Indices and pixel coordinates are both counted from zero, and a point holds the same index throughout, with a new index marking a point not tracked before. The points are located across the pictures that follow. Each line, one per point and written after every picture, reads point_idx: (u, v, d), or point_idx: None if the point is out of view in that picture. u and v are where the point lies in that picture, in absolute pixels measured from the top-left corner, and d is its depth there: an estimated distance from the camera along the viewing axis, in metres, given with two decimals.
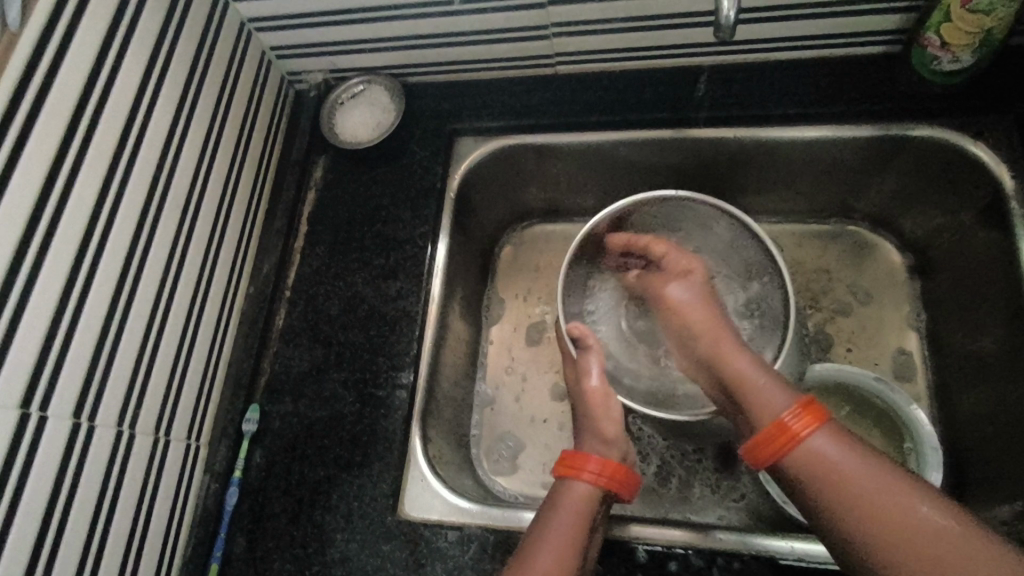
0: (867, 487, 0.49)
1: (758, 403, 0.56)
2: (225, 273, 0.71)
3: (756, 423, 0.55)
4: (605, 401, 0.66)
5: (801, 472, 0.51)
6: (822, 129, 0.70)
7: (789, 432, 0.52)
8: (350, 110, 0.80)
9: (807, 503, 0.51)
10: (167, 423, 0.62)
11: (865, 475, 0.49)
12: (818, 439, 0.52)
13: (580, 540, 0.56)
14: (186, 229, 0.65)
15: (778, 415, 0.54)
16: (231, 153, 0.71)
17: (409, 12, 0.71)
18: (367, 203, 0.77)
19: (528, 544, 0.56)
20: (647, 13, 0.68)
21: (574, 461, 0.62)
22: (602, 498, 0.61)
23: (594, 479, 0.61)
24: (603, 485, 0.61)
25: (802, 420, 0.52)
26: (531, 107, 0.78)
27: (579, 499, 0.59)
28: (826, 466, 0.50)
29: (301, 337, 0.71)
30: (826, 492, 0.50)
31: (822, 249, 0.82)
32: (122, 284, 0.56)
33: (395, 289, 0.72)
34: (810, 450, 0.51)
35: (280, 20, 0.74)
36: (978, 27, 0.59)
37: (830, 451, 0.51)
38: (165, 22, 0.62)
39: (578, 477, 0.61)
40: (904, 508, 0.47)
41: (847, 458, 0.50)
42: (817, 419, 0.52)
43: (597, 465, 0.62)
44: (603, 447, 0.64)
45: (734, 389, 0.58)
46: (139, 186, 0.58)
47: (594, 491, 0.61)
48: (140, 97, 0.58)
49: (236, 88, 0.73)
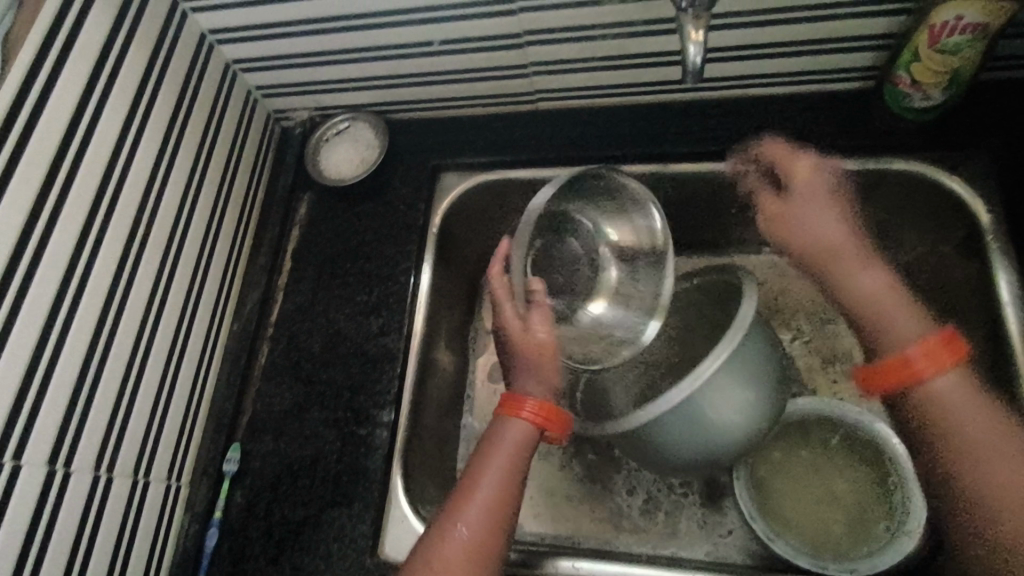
0: (973, 429, 0.54)
1: (894, 333, 0.59)
2: (208, 311, 0.71)
3: (880, 349, 0.60)
4: (546, 345, 0.60)
5: (910, 407, 0.57)
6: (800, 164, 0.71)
7: (906, 370, 0.57)
8: (336, 147, 0.81)
9: (915, 435, 0.57)
10: (146, 464, 0.62)
11: (976, 419, 0.55)
12: (939, 380, 0.56)
13: (504, 505, 0.54)
14: (167, 269, 0.65)
15: (904, 352, 0.57)
16: (215, 192, 0.72)
17: (390, 53, 0.72)
18: (351, 239, 0.77)
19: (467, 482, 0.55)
20: (623, 53, 0.69)
21: (514, 399, 0.58)
22: (537, 439, 0.57)
23: (531, 418, 0.57)
24: (540, 426, 0.57)
25: (941, 351, 0.56)
26: (513, 143, 0.79)
27: (516, 438, 0.56)
28: (949, 405, 0.55)
29: (283, 375, 0.71)
30: (966, 439, 0.54)
31: (805, 279, 0.82)
32: (101, 328, 0.57)
33: (377, 325, 0.72)
34: (930, 388, 0.56)
35: (264, 62, 0.75)
36: (948, 66, 0.60)
37: (947, 393, 0.55)
38: (147, 67, 0.63)
39: (517, 417, 0.57)
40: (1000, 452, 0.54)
41: (963, 398, 0.55)
42: (955, 353, 0.56)
43: (535, 405, 0.57)
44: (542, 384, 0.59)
45: (861, 322, 0.61)
46: (119, 230, 0.59)
47: (529, 433, 0.57)
48: (121, 140, 0.59)
49: (220, 127, 0.74)
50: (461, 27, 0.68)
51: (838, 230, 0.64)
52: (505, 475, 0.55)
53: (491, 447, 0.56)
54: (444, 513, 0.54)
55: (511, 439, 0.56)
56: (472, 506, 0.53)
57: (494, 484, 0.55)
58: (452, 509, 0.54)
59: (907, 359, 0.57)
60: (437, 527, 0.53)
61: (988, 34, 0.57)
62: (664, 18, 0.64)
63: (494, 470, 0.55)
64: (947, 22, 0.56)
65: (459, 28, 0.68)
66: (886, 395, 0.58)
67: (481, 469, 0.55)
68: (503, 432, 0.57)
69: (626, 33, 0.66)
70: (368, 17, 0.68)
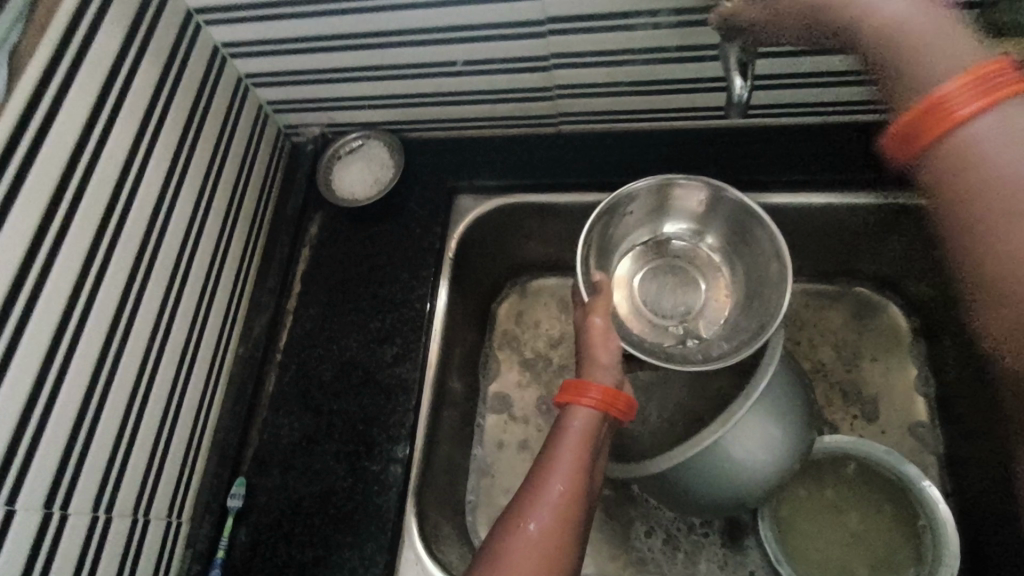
0: None
1: None
2: (213, 337, 0.68)
3: None
4: (608, 334, 0.61)
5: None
6: (829, 196, 0.70)
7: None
8: (349, 166, 0.78)
9: None
10: (146, 502, 0.58)
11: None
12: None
13: (576, 499, 0.53)
14: (173, 294, 0.62)
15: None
16: (223, 212, 0.69)
17: (410, 72, 0.70)
18: (364, 262, 0.74)
19: (536, 475, 0.54)
20: (652, 79, 0.67)
21: (577, 387, 0.58)
22: (602, 422, 0.57)
23: (596, 404, 0.56)
24: (604, 409, 0.57)
25: None
26: (532, 166, 0.77)
27: (584, 426, 0.56)
28: None
29: (291, 405, 0.68)
30: None
31: (826, 310, 0.80)
32: (104, 359, 0.53)
33: (390, 354, 0.69)
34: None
35: (278, 77, 0.72)
36: None
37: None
38: (158, 82, 0.60)
39: (581, 402, 0.57)
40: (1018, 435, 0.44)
41: None
42: None
43: (598, 388, 0.57)
44: (603, 373, 0.60)
45: None
46: (125, 255, 0.56)
47: (595, 416, 0.57)
48: (130, 159, 0.56)
49: (230, 144, 0.71)
50: (485, 48, 0.66)
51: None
52: (576, 464, 0.53)
53: (559, 436, 0.56)
54: (516, 507, 0.52)
55: (577, 427, 0.56)
56: (541, 503, 0.51)
57: (563, 480, 0.53)
58: (524, 502, 0.52)
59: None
60: (507, 522, 0.51)
61: None
62: (696, 45, 0.62)
63: (564, 458, 0.54)
64: None
65: (483, 48, 0.66)
66: None
67: (550, 461, 0.54)
68: (569, 418, 0.56)
69: (656, 59, 0.64)
70: (389, 36, 0.65)
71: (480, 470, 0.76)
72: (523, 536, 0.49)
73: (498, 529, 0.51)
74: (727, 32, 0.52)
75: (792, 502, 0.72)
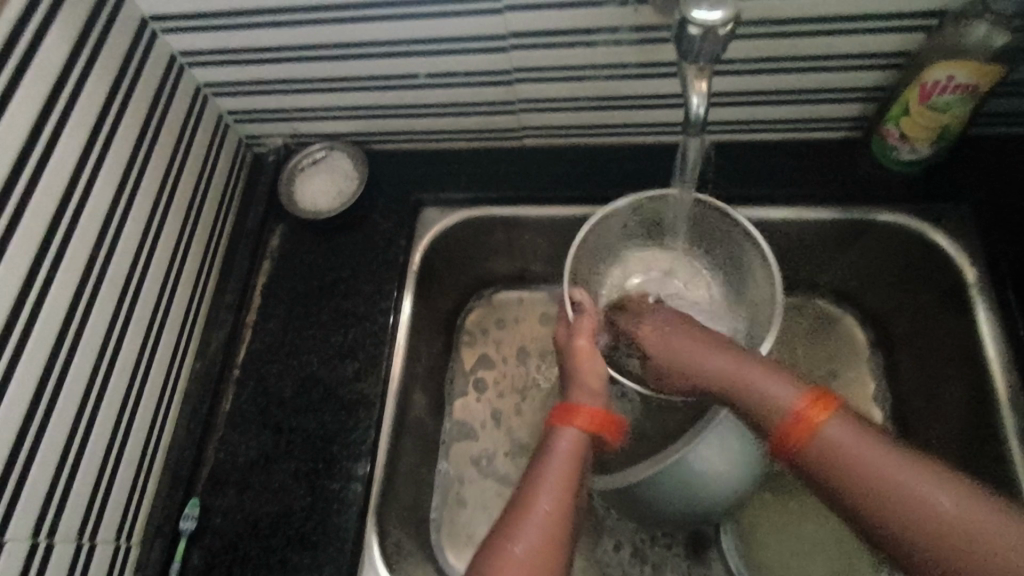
0: (883, 468, 0.50)
1: (762, 402, 0.56)
2: (167, 353, 0.66)
3: (766, 424, 0.55)
4: (595, 357, 0.63)
5: (814, 464, 0.52)
6: (789, 212, 0.71)
7: (806, 422, 0.53)
8: (312, 177, 0.76)
9: (827, 489, 0.52)
10: (92, 526, 0.56)
11: (879, 457, 0.50)
12: (831, 426, 0.53)
13: (567, 511, 0.55)
14: (124, 311, 0.60)
15: (790, 408, 0.54)
16: (179, 225, 0.68)
17: (374, 83, 0.69)
18: (326, 275, 0.73)
19: (525, 492, 0.56)
20: (615, 94, 0.68)
21: (565, 409, 0.60)
22: (590, 447, 0.59)
23: (585, 426, 0.59)
24: (591, 433, 0.59)
25: (814, 408, 0.53)
26: (498, 179, 0.77)
27: (572, 446, 0.58)
28: (842, 447, 0.51)
29: (249, 422, 0.66)
30: (851, 475, 0.51)
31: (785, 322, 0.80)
32: (47, 379, 0.51)
33: (353, 369, 0.68)
34: (824, 442, 0.52)
35: (237, 86, 0.71)
36: (936, 123, 0.60)
37: (840, 437, 0.52)
38: (110, 92, 0.58)
39: (569, 425, 0.59)
40: (924, 491, 0.48)
41: (857, 440, 0.51)
42: (826, 405, 0.53)
43: (586, 412, 0.60)
44: (592, 395, 0.62)
45: (733, 396, 0.59)
46: (71, 270, 0.54)
47: (584, 440, 0.59)
48: (78, 172, 0.55)
49: (188, 155, 0.69)
50: (449, 62, 0.66)
51: (698, 347, 0.62)
52: (567, 481, 0.56)
53: (547, 456, 0.58)
54: (502, 528, 0.54)
55: (564, 448, 0.58)
56: (528, 525, 0.53)
57: (548, 500, 0.55)
58: (511, 522, 0.54)
59: (792, 415, 0.54)
60: (495, 544, 0.52)
61: (977, 95, 0.57)
62: (657, 62, 0.63)
63: (554, 479, 0.56)
64: (938, 81, 0.56)
65: (447, 61, 0.65)
66: (791, 456, 0.54)
67: (537, 483, 0.56)
68: (556, 440, 0.59)
69: (619, 75, 0.65)
70: (351, 48, 0.65)
71: (445, 487, 0.75)
72: (509, 555, 0.51)
73: (486, 554, 0.53)
74: (685, 54, 0.48)
75: (755, 512, 0.73)
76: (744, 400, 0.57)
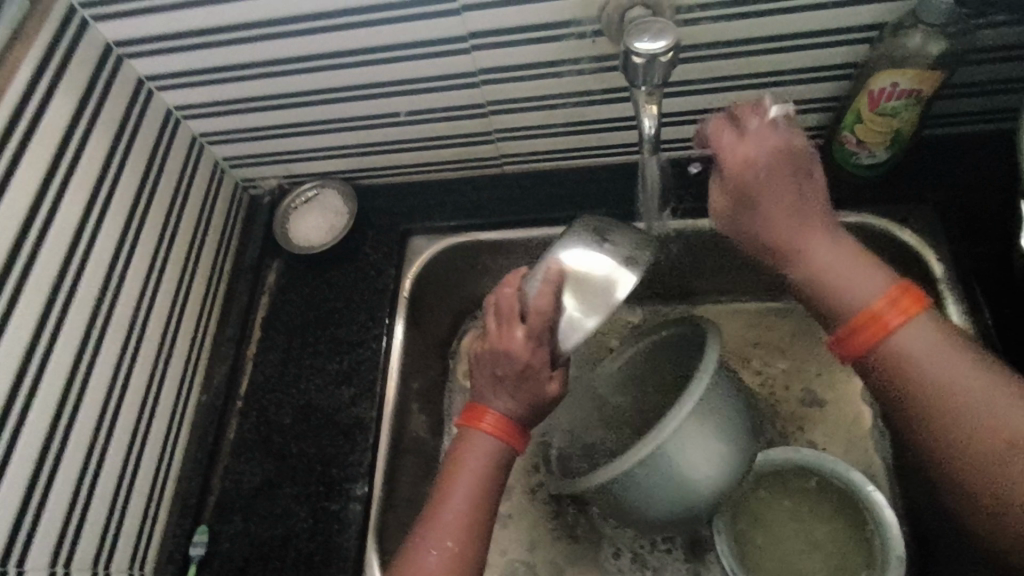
0: (970, 399, 0.51)
1: (840, 288, 0.56)
2: (173, 388, 0.69)
3: (838, 308, 0.55)
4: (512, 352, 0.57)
5: (877, 361, 0.54)
6: None
7: (881, 322, 0.54)
8: (305, 215, 0.80)
9: (869, 377, 0.55)
10: (106, 556, 0.59)
11: (947, 372, 0.52)
12: (911, 330, 0.53)
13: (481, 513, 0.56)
14: (131, 350, 0.64)
15: (874, 304, 0.54)
16: (180, 267, 0.71)
17: (357, 123, 0.73)
18: (323, 306, 0.77)
19: (438, 493, 0.57)
20: (586, 119, 0.71)
21: (474, 412, 0.58)
22: (496, 455, 0.57)
23: (490, 433, 0.57)
24: (500, 439, 0.57)
25: (902, 305, 0.54)
26: (481, 206, 0.80)
27: (480, 455, 0.57)
28: (910, 356, 0.52)
29: (252, 450, 0.69)
30: (907, 382, 0.52)
31: (769, 327, 0.83)
32: (59, 417, 0.55)
33: (349, 395, 0.71)
34: (895, 346, 0.53)
35: (230, 134, 0.75)
36: (888, 127, 0.63)
37: (919, 342, 0.52)
38: (111, 146, 0.62)
39: (478, 430, 0.57)
40: (975, 417, 0.50)
41: (930, 349, 0.52)
42: (916, 303, 0.53)
43: (491, 420, 0.57)
44: (500, 398, 0.58)
45: (805, 277, 0.57)
46: (79, 315, 0.58)
47: (486, 449, 0.57)
48: (83, 223, 0.59)
49: (186, 201, 0.73)
50: (426, 99, 0.70)
51: (807, 224, 0.58)
52: (469, 489, 0.56)
53: (455, 462, 0.57)
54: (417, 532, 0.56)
55: (472, 454, 0.57)
56: (439, 530, 0.55)
57: (455, 508, 0.56)
58: (423, 528, 0.55)
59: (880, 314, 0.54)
60: (408, 550, 0.55)
61: (922, 100, 0.60)
62: (620, 87, 0.67)
63: (460, 486, 0.56)
64: (884, 88, 0.59)
65: (422, 99, 0.70)
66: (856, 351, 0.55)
67: (448, 488, 0.56)
68: (465, 446, 0.57)
69: (586, 101, 0.69)
70: (334, 92, 0.69)
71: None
72: (418, 563, 0.53)
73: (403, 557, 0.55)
74: (636, 78, 0.51)
75: (751, 519, 0.74)
76: (826, 290, 0.56)
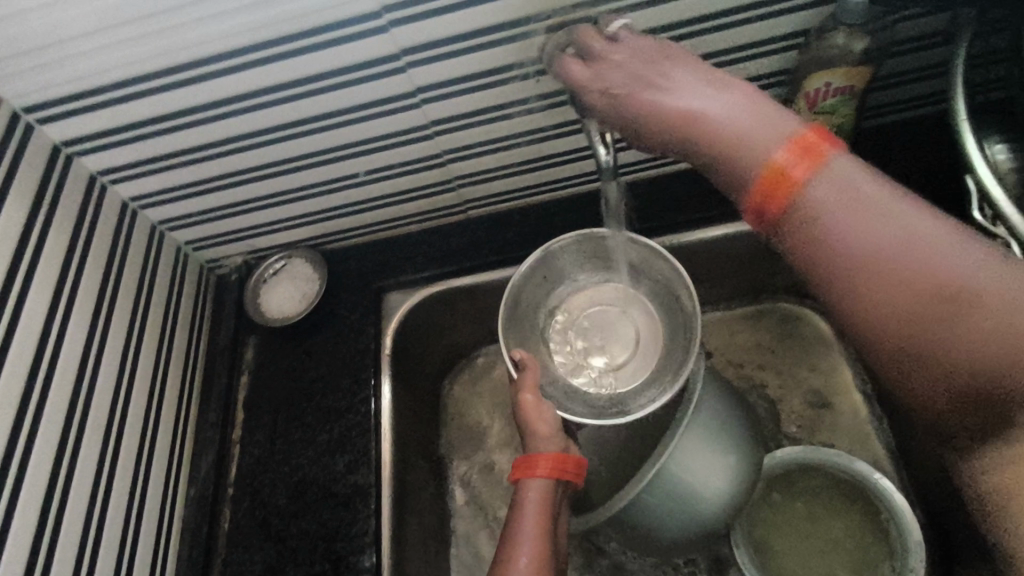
0: (894, 257, 0.43)
1: (730, 135, 0.48)
2: (158, 487, 0.67)
3: (731, 170, 0.48)
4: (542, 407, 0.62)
5: (785, 227, 0.47)
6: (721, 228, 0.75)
7: (783, 178, 0.46)
8: (275, 286, 0.79)
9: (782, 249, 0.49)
10: None
11: (877, 226, 0.44)
12: (815, 178, 0.45)
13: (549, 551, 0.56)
14: (109, 454, 0.61)
15: (770, 154, 0.46)
16: (153, 359, 0.70)
17: (315, 190, 0.74)
18: (303, 377, 0.75)
19: (503, 547, 0.57)
20: (539, 157, 0.73)
21: (526, 462, 0.60)
22: (555, 493, 0.59)
23: (547, 476, 0.59)
24: (555, 481, 0.59)
25: (796, 157, 0.45)
26: (451, 253, 0.81)
27: (538, 499, 0.58)
28: (822, 207, 0.45)
29: (251, 538, 0.67)
30: (813, 252, 0.46)
31: (752, 330, 0.84)
32: (38, 540, 0.52)
33: (344, 464, 0.69)
34: (805, 200, 0.45)
35: (192, 218, 0.75)
36: (830, 125, 0.65)
37: (831, 198, 0.45)
38: (69, 250, 0.61)
39: (531, 477, 0.59)
40: (914, 290, 0.43)
41: (838, 196, 0.45)
42: (811, 153, 0.45)
43: (546, 464, 0.59)
44: (546, 442, 0.61)
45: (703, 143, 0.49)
46: (52, 427, 0.55)
47: (547, 491, 0.58)
48: (47, 330, 0.57)
49: (151, 290, 0.72)
50: (381, 158, 0.71)
51: (680, 69, 0.50)
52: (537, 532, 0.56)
53: (518, 511, 0.57)
54: None
55: (533, 501, 0.58)
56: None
57: (524, 558, 0.55)
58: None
59: (785, 173, 0.46)
60: None
61: (858, 93, 0.63)
62: (570, 120, 0.68)
63: (528, 532, 0.56)
64: (819, 88, 0.62)
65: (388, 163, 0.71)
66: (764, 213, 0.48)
67: (514, 538, 0.56)
68: (523, 494, 0.58)
69: (537, 140, 0.70)
70: (288, 161, 0.69)
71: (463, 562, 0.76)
72: None
73: None
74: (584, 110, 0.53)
75: (767, 523, 0.73)
76: (720, 156, 0.49)
